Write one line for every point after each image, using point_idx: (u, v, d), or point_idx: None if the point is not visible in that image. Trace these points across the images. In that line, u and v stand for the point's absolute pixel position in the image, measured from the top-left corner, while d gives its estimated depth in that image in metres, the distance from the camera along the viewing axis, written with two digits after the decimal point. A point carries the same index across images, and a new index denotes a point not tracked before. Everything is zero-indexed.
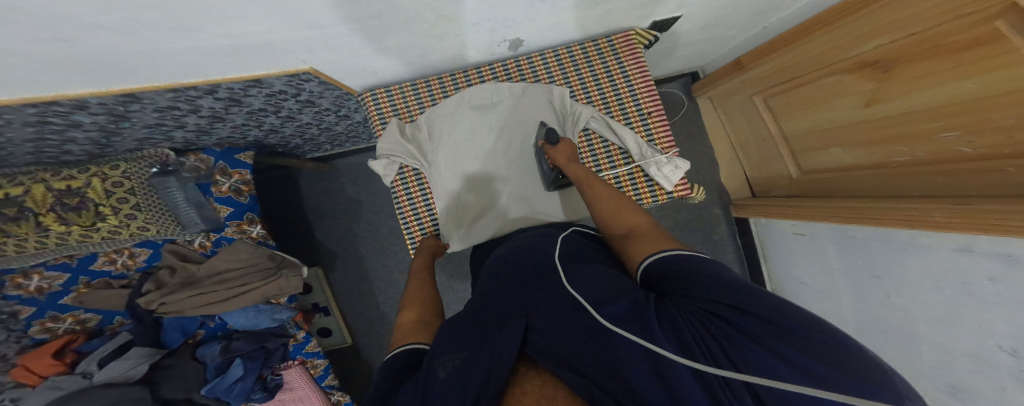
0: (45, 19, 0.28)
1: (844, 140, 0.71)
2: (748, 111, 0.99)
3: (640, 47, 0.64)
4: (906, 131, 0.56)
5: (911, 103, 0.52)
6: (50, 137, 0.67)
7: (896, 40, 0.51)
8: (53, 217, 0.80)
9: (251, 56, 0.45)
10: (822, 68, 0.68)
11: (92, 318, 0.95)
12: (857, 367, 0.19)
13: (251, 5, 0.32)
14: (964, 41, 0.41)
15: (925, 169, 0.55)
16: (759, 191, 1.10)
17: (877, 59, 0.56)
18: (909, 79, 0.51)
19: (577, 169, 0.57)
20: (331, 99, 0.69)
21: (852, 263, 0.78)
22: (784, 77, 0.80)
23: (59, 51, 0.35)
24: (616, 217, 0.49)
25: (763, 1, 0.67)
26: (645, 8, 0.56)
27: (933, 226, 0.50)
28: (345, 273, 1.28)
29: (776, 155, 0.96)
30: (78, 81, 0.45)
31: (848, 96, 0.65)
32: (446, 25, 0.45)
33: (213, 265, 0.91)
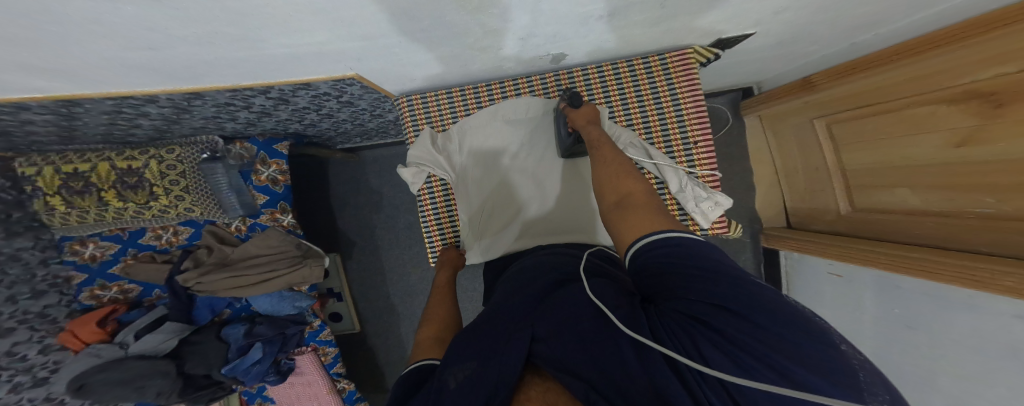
0: (139, 31, 0.32)
1: (917, 182, 0.65)
2: (804, 134, 0.93)
3: (697, 64, 0.61)
4: (997, 182, 0.50)
5: (1015, 147, 0.46)
6: (121, 122, 0.75)
7: (1022, 70, 0.43)
8: (113, 193, 0.89)
9: (303, 65, 0.48)
10: (920, 94, 0.60)
11: (133, 289, 1.02)
12: (833, 370, 0.19)
13: (318, 19, 0.34)
14: None
15: (1006, 226, 0.49)
16: (795, 221, 1.05)
17: (990, 91, 0.48)
18: (1018, 121, 0.45)
19: (593, 131, 0.54)
20: (369, 101, 0.72)
21: (888, 310, 0.73)
22: (866, 100, 0.73)
23: (140, 56, 0.39)
24: (612, 182, 0.46)
25: (841, 26, 0.61)
26: (713, 27, 0.52)
27: (1003, 292, 0.45)
28: (363, 266, 1.32)
29: (825, 188, 0.91)
30: (149, 81, 0.50)
31: (938, 131, 0.58)
32: (491, 39, 0.46)
33: (245, 249, 0.97)
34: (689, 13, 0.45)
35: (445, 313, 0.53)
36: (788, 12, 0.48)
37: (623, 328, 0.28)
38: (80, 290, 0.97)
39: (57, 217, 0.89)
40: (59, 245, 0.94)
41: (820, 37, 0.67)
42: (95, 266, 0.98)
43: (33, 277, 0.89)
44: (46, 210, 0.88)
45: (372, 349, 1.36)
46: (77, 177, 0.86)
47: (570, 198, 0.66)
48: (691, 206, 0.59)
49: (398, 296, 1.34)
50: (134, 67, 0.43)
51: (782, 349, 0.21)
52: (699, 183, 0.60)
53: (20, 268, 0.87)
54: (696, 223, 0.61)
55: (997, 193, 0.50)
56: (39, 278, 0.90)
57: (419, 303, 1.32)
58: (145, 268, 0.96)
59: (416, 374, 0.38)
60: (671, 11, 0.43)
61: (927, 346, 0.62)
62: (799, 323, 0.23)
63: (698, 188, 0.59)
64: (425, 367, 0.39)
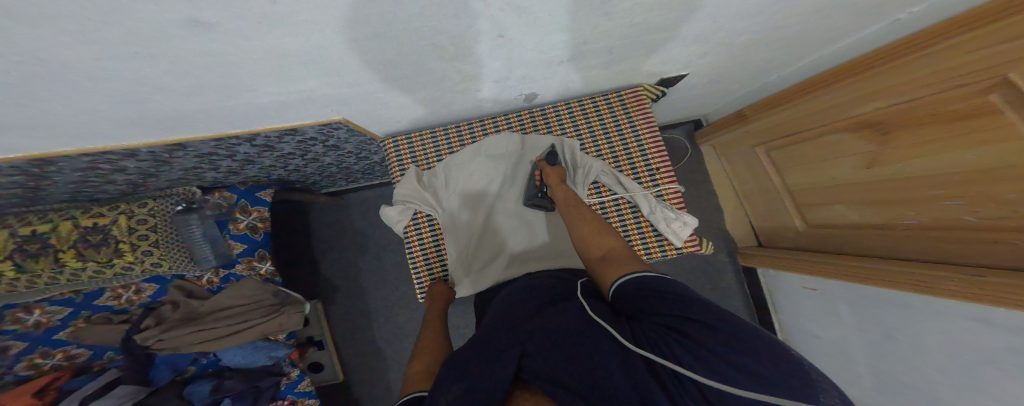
0: (132, 86, 0.35)
1: (846, 198, 0.72)
2: (749, 159, 1.00)
3: (647, 100, 0.68)
4: (911, 197, 0.58)
5: (914, 166, 0.55)
6: (95, 178, 0.73)
7: (894, 104, 0.55)
8: (72, 253, 0.84)
9: (290, 111, 0.52)
10: (821, 125, 0.71)
11: (81, 354, 0.89)
12: (778, 365, 0.24)
13: (304, 67, 0.38)
14: (965, 109, 0.44)
15: (936, 235, 0.55)
16: (765, 240, 1.07)
17: (876, 121, 0.60)
18: (908, 144, 0.55)
19: (565, 194, 0.58)
20: (355, 143, 0.75)
21: (865, 320, 0.72)
22: (781, 133, 0.84)
23: (133, 110, 0.42)
24: (588, 241, 0.50)
25: (767, 67, 0.72)
26: (656, 68, 0.60)
27: (955, 294, 0.49)
28: (344, 312, 1.23)
29: (779, 207, 0.95)
30: (138, 134, 0.52)
31: (850, 156, 0.67)
32: (468, 83, 0.51)
33: (218, 301, 0.89)
34: (637, 57, 0.53)
35: (434, 350, 0.49)
36: (714, 52, 0.57)
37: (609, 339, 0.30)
38: (15, 361, 0.82)
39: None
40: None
41: (750, 75, 0.77)
42: (39, 333, 0.84)
43: None
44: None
45: None
46: (35, 239, 0.81)
47: (554, 226, 0.67)
48: (662, 224, 0.61)
49: (383, 340, 1.23)
50: (109, 121, 0.44)
51: (737, 348, 0.26)
52: (666, 205, 0.62)
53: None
54: (670, 243, 0.62)
55: (914, 206, 0.57)
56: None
57: (401, 351, 1.22)
58: (96, 329, 0.87)
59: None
60: (626, 54, 0.51)
61: (905, 349, 0.63)
62: (748, 327, 0.29)
63: (667, 210, 0.62)
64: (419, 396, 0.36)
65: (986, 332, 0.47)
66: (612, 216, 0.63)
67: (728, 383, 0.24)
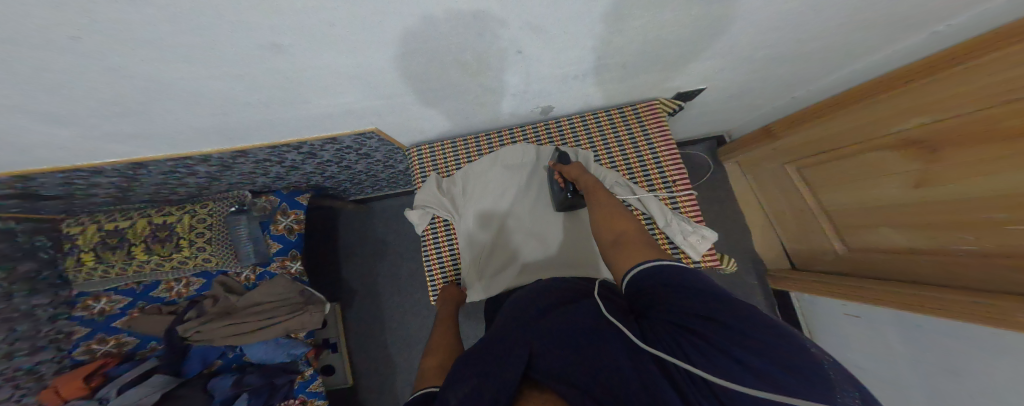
0: (219, 100, 0.45)
1: (894, 220, 0.66)
2: (779, 178, 0.95)
3: (664, 113, 0.69)
4: (963, 219, 0.53)
5: (966, 187, 0.50)
6: (172, 180, 0.87)
7: (940, 120, 0.52)
8: (141, 247, 0.98)
9: (333, 123, 0.61)
10: (859, 141, 0.68)
11: (131, 342, 0.99)
12: (804, 371, 0.21)
13: (351, 83, 0.46)
14: (1014, 127, 0.41)
15: (998, 262, 0.48)
16: (800, 263, 0.97)
17: (922, 139, 0.56)
18: (958, 163, 0.50)
19: (588, 179, 0.59)
20: (385, 152, 0.83)
21: (921, 356, 0.62)
22: (819, 148, 0.79)
23: (216, 119, 0.52)
24: (604, 221, 0.50)
25: (785, 81, 0.72)
26: (670, 81, 0.62)
27: (1015, 326, 0.43)
28: (362, 315, 1.27)
29: (814, 228, 0.88)
30: (215, 141, 0.63)
31: (892, 175, 0.63)
32: (490, 96, 0.56)
33: (252, 297, 0.96)
34: (649, 72, 0.56)
35: (442, 344, 0.50)
36: (731, 65, 0.59)
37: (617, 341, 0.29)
38: (77, 344, 0.97)
39: (82, 274, 0.97)
40: (73, 300, 0.98)
41: (767, 91, 0.77)
42: (100, 321, 0.99)
43: (37, 334, 0.90)
44: (75, 267, 0.97)
45: None
46: (116, 233, 0.97)
47: (567, 235, 0.68)
48: (678, 238, 0.59)
49: (396, 347, 1.24)
50: (193, 126, 0.55)
51: (755, 349, 0.23)
52: (683, 218, 0.60)
53: (28, 325, 0.89)
54: (688, 257, 0.60)
55: (971, 230, 0.52)
56: (42, 334, 0.91)
57: (410, 360, 1.22)
58: (148, 318, 0.97)
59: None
60: (639, 69, 0.54)
61: (962, 392, 0.54)
62: (771, 327, 0.25)
63: (683, 222, 0.59)
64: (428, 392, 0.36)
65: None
66: None
67: (742, 384, 0.22)
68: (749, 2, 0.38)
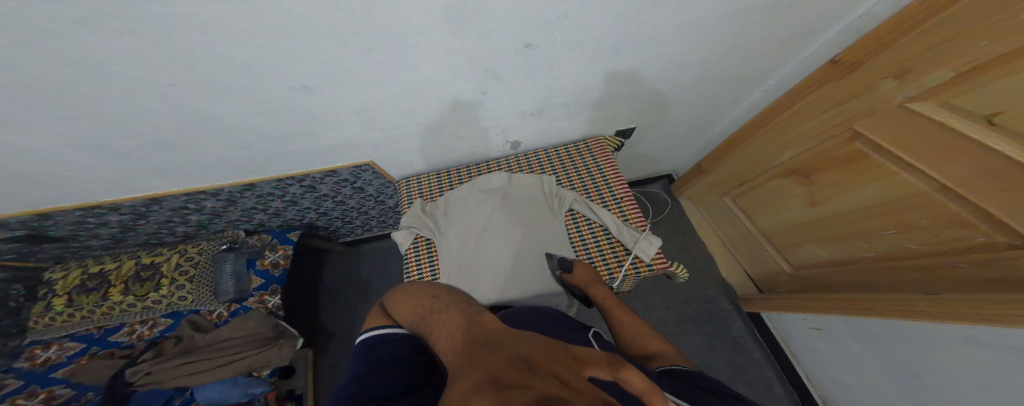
0: (250, 132, 0.59)
1: (810, 236, 0.75)
2: (722, 210, 1.06)
3: (610, 147, 0.83)
4: (852, 229, 0.63)
5: (845, 202, 0.63)
6: (177, 217, 0.94)
7: (805, 151, 0.69)
8: (119, 288, 0.97)
9: (337, 155, 0.73)
10: (763, 173, 0.83)
11: (65, 395, 0.81)
12: None
13: (357, 118, 0.60)
14: (846, 155, 0.60)
15: (897, 265, 0.57)
16: (765, 287, 0.98)
17: (797, 168, 0.73)
18: (831, 183, 0.65)
19: (601, 292, 0.56)
20: (377, 186, 0.94)
21: (885, 363, 0.65)
22: (739, 180, 0.94)
23: (243, 149, 0.65)
24: (634, 341, 0.45)
25: (711, 116, 0.88)
26: (609, 120, 0.78)
27: (933, 317, 0.51)
28: (334, 362, 1.16)
29: (761, 250, 0.94)
30: (236, 172, 0.75)
31: (795, 197, 0.76)
32: (468, 130, 0.70)
33: (218, 332, 0.89)
34: (593, 110, 0.72)
35: None
36: (658, 105, 0.76)
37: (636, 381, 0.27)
38: None
39: (42, 320, 0.91)
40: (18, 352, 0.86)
41: (698, 128, 0.95)
42: (40, 372, 0.83)
43: None
44: (40, 311, 0.92)
45: None
46: (99, 275, 0.99)
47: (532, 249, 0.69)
48: (629, 243, 0.66)
49: None
50: (221, 157, 0.67)
51: None
52: (631, 227, 0.68)
53: None
54: (640, 260, 0.65)
55: (864, 239, 0.62)
56: None
57: None
58: (95, 365, 0.82)
59: (374, 346, 0.34)
60: (583, 109, 0.70)
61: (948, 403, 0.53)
62: None
63: (633, 231, 0.67)
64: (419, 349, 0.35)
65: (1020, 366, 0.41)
66: (586, 237, 0.70)
67: None
68: (640, 56, 0.55)
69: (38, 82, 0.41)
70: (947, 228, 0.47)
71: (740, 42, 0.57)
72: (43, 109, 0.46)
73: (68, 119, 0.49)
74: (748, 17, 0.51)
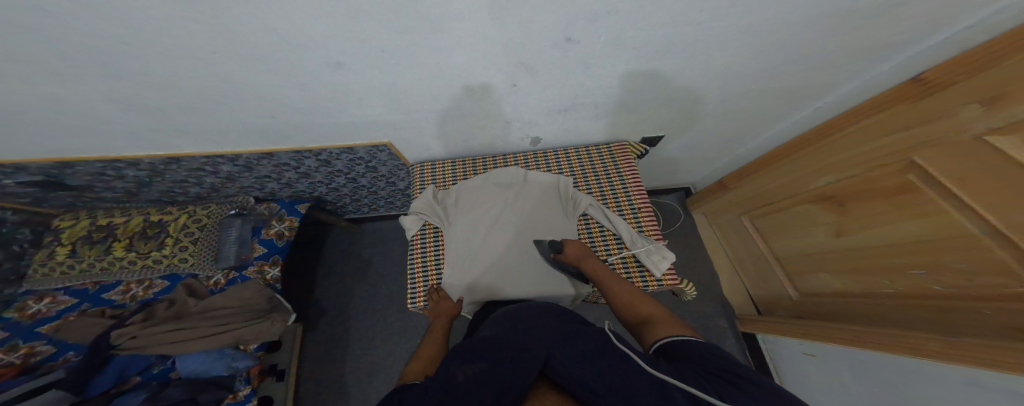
0: (278, 103, 0.61)
1: (829, 266, 0.74)
2: (738, 229, 1.06)
3: (635, 154, 0.83)
4: (877, 264, 0.63)
5: (873, 235, 0.62)
6: (192, 178, 0.95)
7: (839, 180, 0.68)
8: (123, 244, 0.97)
9: (357, 133, 0.74)
10: (789, 197, 0.82)
11: (44, 351, 0.81)
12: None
13: (384, 98, 0.60)
14: (890, 187, 0.57)
15: (916, 304, 0.56)
16: (765, 309, 0.99)
17: (832, 196, 0.70)
18: (863, 215, 0.64)
19: (593, 264, 0.58)
20: (390, 168, 0.95)
21: (870, 392, 0.64)
22: (762, 201, 0.93)
23: (265, 119, 0.67)
24: (631, 308, 0.47)
25: (731, 133, 0.88)
26: (635, 126, 0.79)
27: (931, 355, 0.50)
28: (324, 340, 1.16)
29: (770, 273, 0.95)
30: (255, 140, 0.76)
31: (820, 225, 0.75)
32: (489, 121, 0.71)
33: (212, 301, 0.87)
34: (616, 114, 0.72)
35: (429, 353, 0.50)
36: (680, 116, 0.77)
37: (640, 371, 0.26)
38: None
39: (42, 268, 0.91)
40: (11, 300, 0.87)
41: (716, 145, 0.95)
42: (26, 325, 0.84)
43: None
44: (41, 259, 0.92)
45: None
46: (105, 228, 0.99)
47: (540, 248, 0.69)
48: (642, 253, 0.65)
49: (353, 375, 1.10)
50: (244, 124, 0.68)
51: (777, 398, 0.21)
52: (645, 238, 0.68)
53: None
54: (651, 274, 0.65)
55: (885, 275, 0.61)
56: None
57: (367, 395, 1.06)
58: (79, 323, 0.82)
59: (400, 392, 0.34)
60: (611, 110, 0.71)
61: None
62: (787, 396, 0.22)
63: (647, 243, 0.66)
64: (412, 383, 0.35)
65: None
66: (597, 242, 0.70)
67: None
68: (669, 65, 0.56)
69: (79, 37, 0.41)
70: (990, 274, 0.45)
71: (772, 61, 0.58)
72: (78, 65, 0.47)
73: (96, 72, 0.49)
74: (788, 37, 0.51)
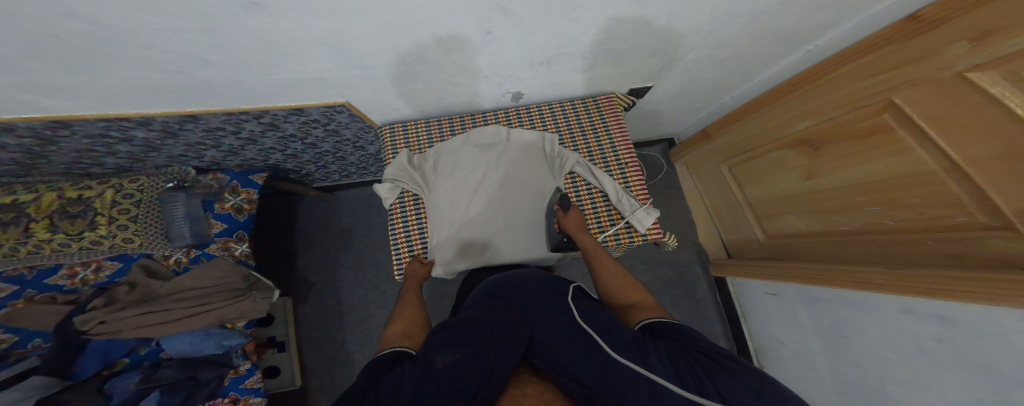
0: (178, 56, 0.46)
1: (796, 209, 0.83)
2: (717, 176, 1.13)
3: (621, 107, 0.79)
4: (839, 204, 0.70)
5: (841, 178, 0.67)
6: (98, 147, 0.75)
7: (819, 124, 0.69)
8: (44, 224, 0.82)
9: (302, 91, 0.61)
10: (767, 143, 0.85)
11: (5, 341, 0.75)
12: (765, 387, 0.23)
13: (325, 47, 0.47)
14: (865, 128, 0.59)
15: (867, 239, 0.66)
16: (734, 252, 1.16)
17: (808, 138, 0.73)
18: (836, 158, 0.67)
19: (586, 239, 0.60)
20: (354, 130, 0.83)
21: (821, 326, 0.81)
22: (739, 149, 0.97)
23: (170, 76, 0.51)
24: (619, 291, 0.49)
25: (727, 79, 0.84)
26: (624, 76, 0.72)
27: (878, 288, 0.61)
28: (317, 305, 1.20)
29: (744, 221, 1.06)
30: (168, 102, 0.60)
31: (791, 170, 0.81)
32: (463, 76, 0.61)
33: (179, 281, 0.83)
34: (609, 63, 0.65)
35: (408, 312, 0.51)
36: (669, 66, 0.71)
37: (614, 358, 0.28)
38: None
39: None
40: None
41: (707, 93, 0.92)
42: None
43: None
44: None
45: None
46: (12, 207, 0.80)
47: (529, 211, 0.69)
48: (629, 214, 0.68)
49: (353, 339, 1.18)
50: (144, 83, 0.53)
51: (742, 373, 0.25)
52: (631, 195, 0.70)
53: None
54: (636, 230, 0.69)
55: (846, 214, 0.69)
56: None
57: (366, 354, 1.16)
58: (32, 310, 0.75)
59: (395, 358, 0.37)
60: (604, 59, 0.62)
61: (855, 352, 0.71)
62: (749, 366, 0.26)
63: (633, 199, 0.69)
64: (402, 352, 0.38)
65: (942, 332, 0.52)
66: (584, 199, 0.72)
67: (722, 388, 0.23)
68: (661, 7, 0.47)
69: None
70: (934, 207, 0.51)
71: None
72: None
73: None
74: None
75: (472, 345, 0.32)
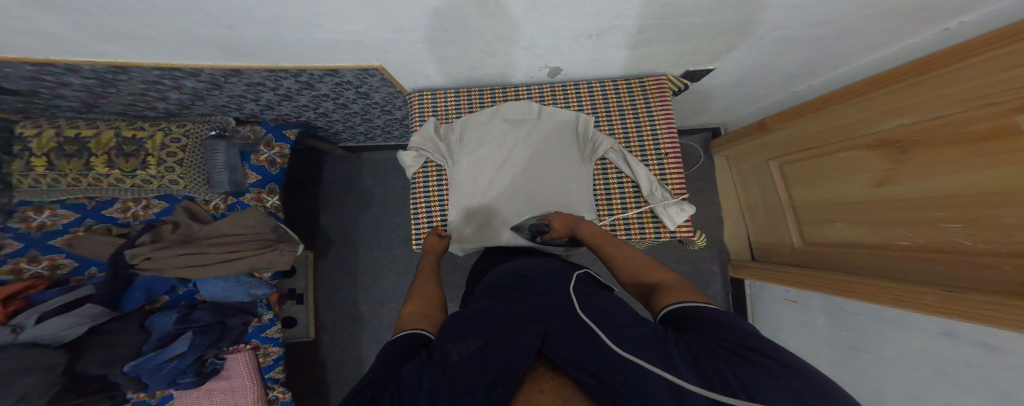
0: (224, 14, 0.47)
1: (849, 218, 0.78)
2: (762, 174, 1.08)
3: (670, 91, 0.77)
4: (908, 216, 0.64)
5: (922, 187, 0.60)
6: (151, 92, 0.80)
7: (917, 121, 0.60)
8: (103, 159, 0.85)
9: (339, 52, 0.62)
10: (840, 140, 0.78)
11: (67, 265, 0.84)
12: (800, 382, 0.21)
13: (368, 12, 0.46)
14: (985, 130, 0.48)
15: (926, 257, 0.61)
16: (760, 255, 1.14)
17: (896, 140, 0.65)
18: (923, 163, 0.60)
19: (588, 230, 0.58)
20: (384, 95, 0.84)
21: (839, 338, 0.79)
22: (806, 146, 0.89)
23: (219, 32, 0.53)
24: (638, 274, 0.47)
25: (785, 70, 0.77)
26: (675, 58, 0.67)
27: (923, 307, 0.55)
28: (335, 262, 1.25)
29: (781, 223, 1.02)
30: (214, 55, 0.63)
31: (863, 173, 0.73)
32: (500, 45, 0.59)
33: (216, 227, 0.87)
34: (659, 42, 0.60)
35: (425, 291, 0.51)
36: (720, 52, 0.65)
37: (628, 355, 0.27)
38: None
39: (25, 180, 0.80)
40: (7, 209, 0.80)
41: (756, 83, 0.86)
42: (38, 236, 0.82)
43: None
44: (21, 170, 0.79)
45: (317, 363, 1.21)
46: (75, 141, 0.84)
47: (553, 190, 0.68)
48: (659, 207, 0.67)
49: (365, 299, 1.24)
50: (195, 37, 0.55)
51: (772, 369, 0.22)
52: (666, 189, 0.68)
53: None
54: (664, 225, 0.68)
55: (912, 227, 0.63)
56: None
57: (379, 316, 1.22)
58: (90, 238, 0.82)
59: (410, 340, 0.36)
60: (654, 38, 0.58)
61: (870, 369, 0.69)
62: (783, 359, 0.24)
63: (666, 193, 0.68)
64: (420, 336, 0.37)
65: (976, 356, 0.48)
66: (611, 189, 0.71)
67: (751, 384, 0.21)
68: None
69: None
70: None
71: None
72: None
73: None
74: None
75: (482, 339, 0.31)
